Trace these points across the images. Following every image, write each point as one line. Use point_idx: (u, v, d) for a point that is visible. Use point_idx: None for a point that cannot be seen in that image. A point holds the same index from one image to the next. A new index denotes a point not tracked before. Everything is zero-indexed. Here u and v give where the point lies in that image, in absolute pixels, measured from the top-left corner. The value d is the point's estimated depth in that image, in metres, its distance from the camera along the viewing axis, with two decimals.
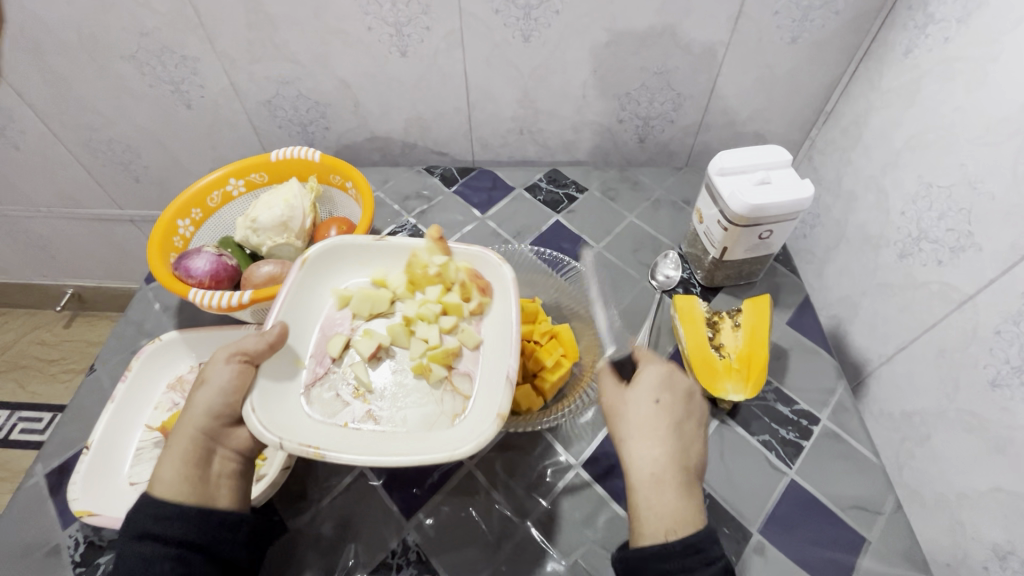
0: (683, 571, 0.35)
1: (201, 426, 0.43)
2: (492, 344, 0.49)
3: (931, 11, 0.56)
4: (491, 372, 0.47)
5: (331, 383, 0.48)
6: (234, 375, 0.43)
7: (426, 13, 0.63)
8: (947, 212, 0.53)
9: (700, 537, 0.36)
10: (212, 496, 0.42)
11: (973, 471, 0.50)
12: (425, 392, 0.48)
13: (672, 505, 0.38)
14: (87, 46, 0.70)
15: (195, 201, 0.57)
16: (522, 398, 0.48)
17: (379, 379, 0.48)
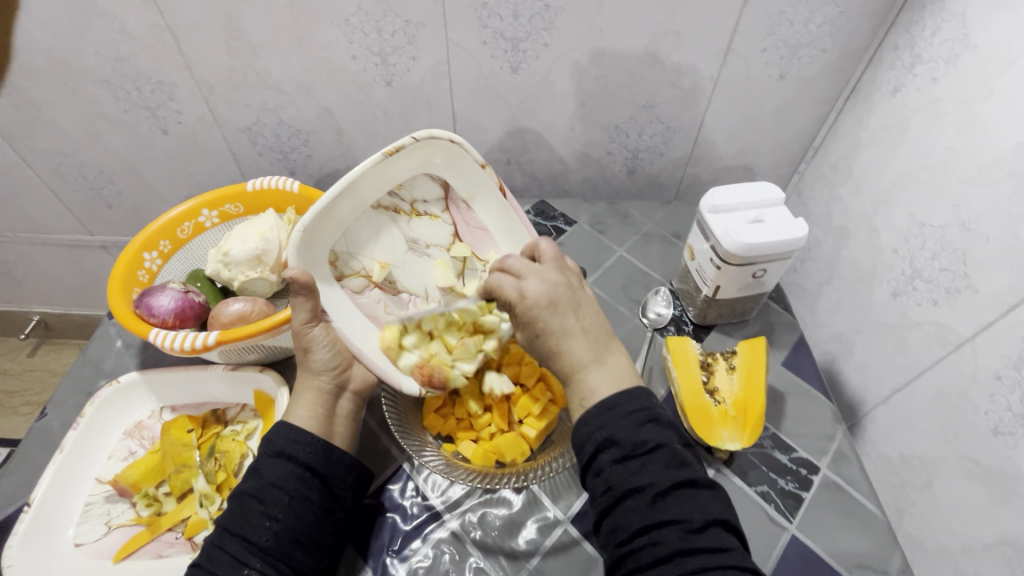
0: (601, 427, 0.36)
1: (324, 380, 0.45)
2: (356, 326, 0.47)
3: (917, 51, 0.56)
4: (360, 326, 0.48)
5: (431, 205, 0.51)
6: (322, 333, 0.45)
7: (413, 43, 0.62)
8: (940, 252, 0.53)
9: (618, 397, 0.37)
10: (332, 431, 0.44)
11: (977, 523, 0.48)
12: (360, 257, 0.48)
13: (606, 377, 0.39)
14: (58, 69, 0.67)
15: (163, 232, 0.54)
16: (509, 448, 0.45)
17: (394, 230, 0.50)
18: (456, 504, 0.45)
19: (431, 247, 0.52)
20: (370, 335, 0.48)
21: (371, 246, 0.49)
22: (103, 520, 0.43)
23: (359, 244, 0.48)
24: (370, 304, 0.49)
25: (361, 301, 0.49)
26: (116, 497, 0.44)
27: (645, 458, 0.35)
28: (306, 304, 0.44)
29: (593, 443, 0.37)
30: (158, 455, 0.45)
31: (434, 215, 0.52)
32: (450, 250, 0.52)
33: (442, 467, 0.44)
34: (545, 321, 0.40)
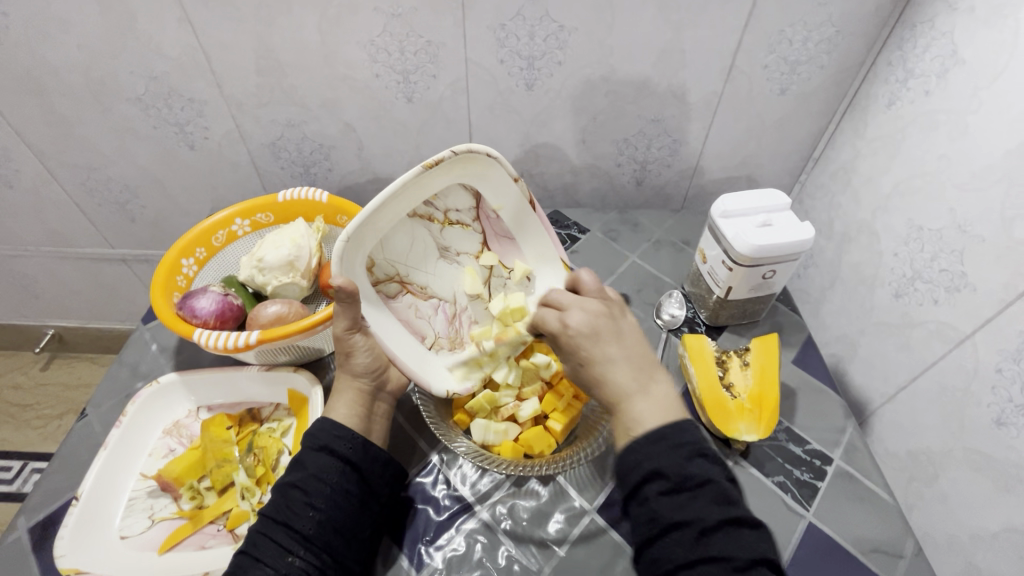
0: (650, 458, 0.38)
1: (363, 381, 0.48)
2: (393, 332, 0.49)
3: (910, 67, 0.59)
4: (394, 330, 0.49)
5: (463, 214, 0.51)
6: (360, 342, 0.47)
7: (434, 62, 0.66)
8: (938, 254, 0.55)
9: (664, 427, 0.39)
10: (370, 427, 0.47)
11: (984, 512, 0.50)
12: (393, 263, 0.49)
13: (651, 406, 0.41)
14: (93, 88, 0.71)
15: (199, 240, 0.57)
16: (536, 441, 0.47)
17: (427, 238, 0.51)
18: (487, 496, 0.47)
19: (461, 254, 0.54)
20: (402, 339, 0.50)
21: (404, 253, 0.50)
22: (148, 514, 0.44)
23: (395, 251, 0.49)
24: (402, 309, 0.51)
25: (395, 306, 0.51)
26: (159, 493, 0.45)
27: (691, 493, 0.37)
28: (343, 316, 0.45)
29: (643, 472, 0.38)
30: (199, 451, 0.47)
31: (465, 224, 0.52)
32: (478, 258, 0.54)
33: (473, 457, 0.47)
34: (589, 350, 0.42)
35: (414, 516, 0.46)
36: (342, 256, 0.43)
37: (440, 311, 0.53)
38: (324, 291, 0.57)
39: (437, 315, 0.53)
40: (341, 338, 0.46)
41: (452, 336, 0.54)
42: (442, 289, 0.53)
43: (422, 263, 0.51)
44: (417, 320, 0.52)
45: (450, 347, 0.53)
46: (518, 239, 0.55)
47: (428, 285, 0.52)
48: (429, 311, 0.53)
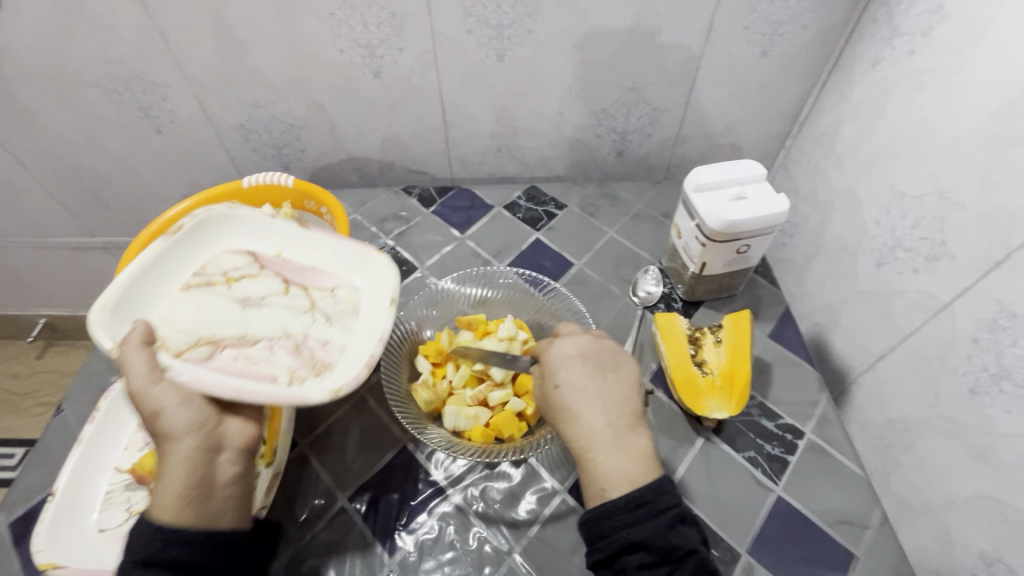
0: (627, 529, 0.36)
1: (191, 443, 0.37)
2: (215, 382, 0.39)
3: (896, 25, 0.57)
4: (215, 380, 0.40)
5: (246, 269, 0.49)
6: (176, 392, 0.38)
7: (399, 34, 0.63)
8: (919, 221, 0.54)
9: (647, 493, 0.37)
10: (215, 509, 0.37)
11: (956, 478, 0.50)
12: (195, 330, 0.44)
13: (621, 463, 0.39)
14: (50, 74, 0.68)
15: (165, 230, 0.56)
16: (506, 425, 0.48)
17: (218, 300, 0.46)
18: (458, 478, 0.48)
19: (267, 297, 0.47)
20: (220, 385, 0.39)
21: (197, 318, 0.44)
22: (125, 507, 0.44)
23: (183, 321, 0.44)
24: (227, 364, 0.42)
25: (212, 364, 0.41)
26: (136, 486, 0.46)
27: (676, 566, 0.35)
28: (144, 360, 0.39)
29: (621, 543, 0.36)
30: None
31: (253, 274, 0.49)
32: (289, 292, 0.48)
33: (445, 444, 0.46)
34: (567, 377, 0.43)
35: (392, 499, 0.47)
36: (121, 330, 0.42)
37: (277, 349, 0.44)
38: None
39: (276, 354, 0.44)
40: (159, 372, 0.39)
41: (305, 365, 0.43)
42: (264, 331, 0.45)
43: (233, 318, 0.45)
44: (254, 367, 0.42)
45: (304, 375, 0.42)
46: (319, 265, 0.50)
47: (244, 332, 0.44)
48: (261, 354, 0.43)
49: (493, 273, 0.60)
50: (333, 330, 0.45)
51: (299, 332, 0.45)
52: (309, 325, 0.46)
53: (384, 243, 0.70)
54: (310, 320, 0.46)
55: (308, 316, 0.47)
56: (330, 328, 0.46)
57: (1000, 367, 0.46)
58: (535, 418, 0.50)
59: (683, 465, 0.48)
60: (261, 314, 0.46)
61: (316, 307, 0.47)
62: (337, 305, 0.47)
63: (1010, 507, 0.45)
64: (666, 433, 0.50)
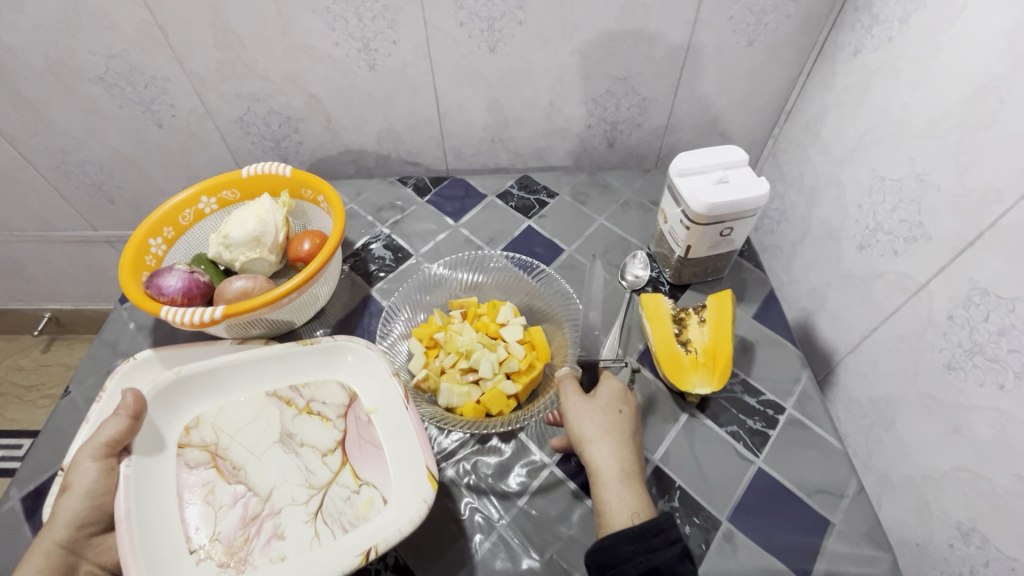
0: (647, 554, 0.38)
1: (58, 537, 0.41)
2: (158, 493, 0.45)
3: (875, 13, 0.58)
4: (164, 499, 0.45)
5: (327, 411, 0.51)
6: (99, 476, 0.43)
7: (392, 28, 0.65)
8: (898, 204, 0.56)
9: (663, 522, 0.39)
10: None
11: (934, 452, 0.51)
12: (224, 434, 0.50)
13: (634, 495, 0.42)
14: (54, 70, 0.70)
15: (167, 219, 0.58)
16: (494, 403, 0.50)
17: (274, 419, 0.51)
18: (450, 453, 0.50)
19: (304, 447, 0.49)
20: (154, 523, 0.43)
21: (237, 425, 0.50)
22: None
23: (230, 424, 0.50)
24: (197, 484, 0.46)
25: (190, 478, 0.46)
26: None
27: None
28: (111, 431, 0.44)
29: (638, 567, 0.38)
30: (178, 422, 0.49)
31: (326, 418, 0.51)
32: (325, 457, 0.48)
33: (439, 419, 0.49)
34: (594, 415, 0.45)
35: None
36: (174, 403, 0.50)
37: (240, 505, 0.46)
38: (291, 264, 0.59)
39: (233, 509, 0.45)
40: (111, 443, 0.44)
41: (235, 546, 0.43)
42: (257, 481, 0.47)
43: (251, 439, 0.49)
44: (208, 503, 0.45)
45: (221, 560, 0.43)
46: (382, 453, 0.48)
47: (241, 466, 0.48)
48: (226, 502, 0.46)
49: (485, 257, 0.62)
50: (301, 531, 0.44)
51: (278, 504, 0.46)
52: (294, 502, 0.46)
53: (380, 232, 0.71)
54: (300, 499, 0.46)
55: (307, 496, 0.46)
56: (303, 525, 0.45)
57: (973, 342, 0.47)
58: (525, 397, 0.52)
59: (667, 439, 0.50)
60: (275, 458, 0.48)
61: (323, 491, 0.46)
62: (346, 505, 0.46)
63: (983, 477, 0.46)
64: (652, 410, 0.51)
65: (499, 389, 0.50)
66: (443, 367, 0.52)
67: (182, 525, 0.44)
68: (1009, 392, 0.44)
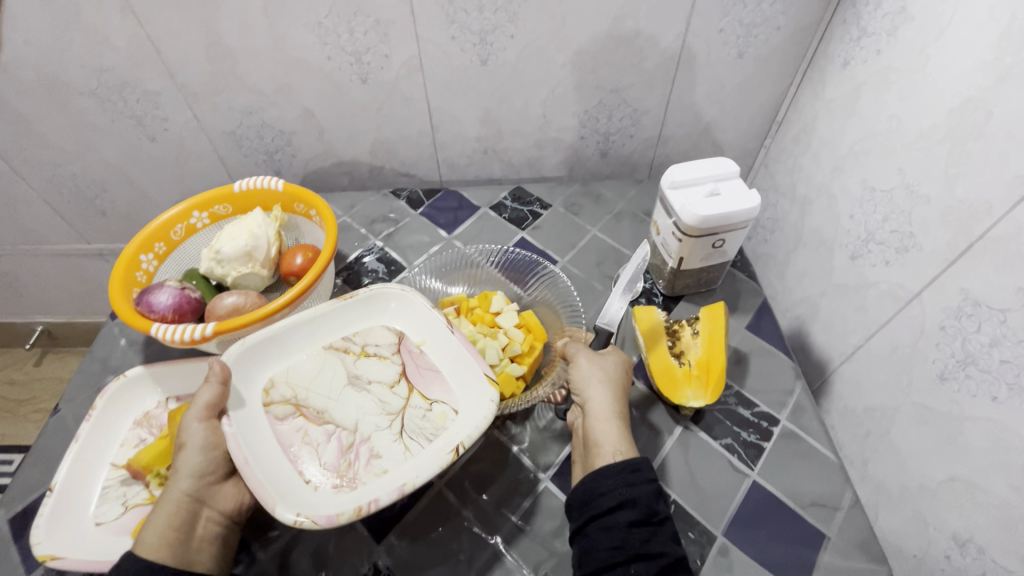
0: (626, 487, 0.42)
1: (185, 489, 0.42)
2: (258, 445, 0.43)
3: (863, 25, 0.59)
4: (264, 450, 0.43)
5: (383, 347, 0.51)
6: (207, 433, 0.43)
7: (385, 41, 0.65)
8: (889, 214, 0.56)
9: (641, 462, 0.43)
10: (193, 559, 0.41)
11: (929, 462, 0.51)
12: (295, 385, 0.47)
13: (618, 437, 0.46)
14: (46, 84, 0.70)
15: (158, 235, 0.58)
16: (506, 386, 0.51)
17: (339, 366, 0.49)
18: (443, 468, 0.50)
19: (373, 383, 0.49)
20: (269, 467, 0.42)
21: (306, 376, 0.48)
22: (120, 501, 0.46)
23: (299, 376, 0.48)
24: (288, 433, 0.45)
25: (279, 429, 0.45)
26: (131, 480, 0.47)
27: (657, 528, 0.41)
28: (208, 394, 0.43)
29: (617, 498, 0.41)
30: (167, 440, 0.49)
31: (383, 355, 0.51)
32: (393, 387, 0.48)
33: None
34: (592, 362, 0.50)
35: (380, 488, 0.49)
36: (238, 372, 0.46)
37: (333, 439, 0.45)
38: (284, 278, 0.59)
39: (329, 443, 0.45)
40: (213, 405, 0.43)
41: (342, 469, 0.43)
42: (343, 416, 0.46)
43: (323, 379, 0.48)
44: (303, 446, 0.44)
45: (335, 484, 0.43)
46: (444, 373, 0.49)
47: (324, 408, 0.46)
48: (321, 438, 0.45)
49: (471, 257, 0.64)
50: (394, 449, 0.45)
51: (367, 432, 0.46)
52: (379, 429, 0.46)
53: (373, 244, 0.71)
54: (385, 425, 0.46)
55: (389, 420, 0.46)
56: (394, 444, 0.45)
57: (966, 352, 0.48)
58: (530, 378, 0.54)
59: (661, 452, 0.49)
60: (352, 394, 0.48)
61: (401, 414, 0.47)
62: (423, 422, 0.46)
63: (978, 487, 0.46)
64: (646, 423, 0.51)
65: (507, 373, 0.51)
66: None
67: (290, 467, 0.43)
68: (1001, 402, 0.44)
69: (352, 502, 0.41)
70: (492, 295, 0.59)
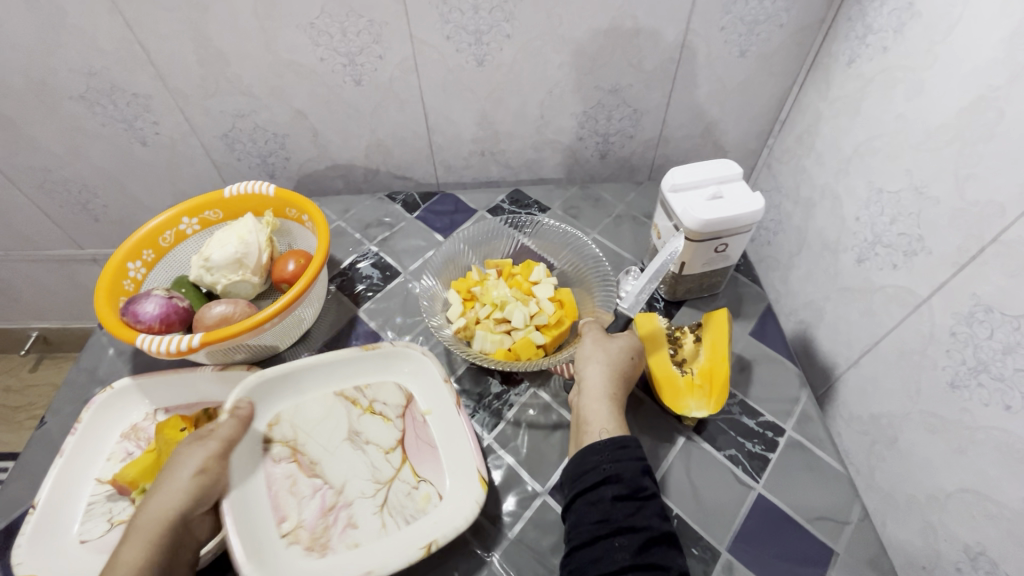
0: (611, 463, 0.42)
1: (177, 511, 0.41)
2: (246, 486, 0.46)
3: (869, 23, 0.57)
4: (255, 492, 0.46)
5: (389, 408, 0.53)
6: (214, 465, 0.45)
7: (378, 42, 0.63)
8: (896, 217, 0.54)
9: (629, 439, 0.43)
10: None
11: (938, 473, 0.50)
12: (298, 430, 0.51)
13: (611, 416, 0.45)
14: (34, 88, 0.69)
15: (146, 241, 0.56)
16: (523, 348, 0.52)
17: (342, 420, 0.52)
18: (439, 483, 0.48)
19: (370, 442, 0.50)
20: (251, 516, 0.44)
21: (309, 422, 0.51)
22: (105, 518, 0.45)
23: (303, 421, 0.51)
24: (280, 480, 0.47)
25: (274, 473, 0.47)
26: (117, 496, 0.46)
27: (643, 501, 0.40)
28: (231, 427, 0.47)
29: (602, 474, 0.42)
30: (154, 454, 0.47)
31: (387, 416, 0.52)
32: (388, 454, 0.50)
33: None
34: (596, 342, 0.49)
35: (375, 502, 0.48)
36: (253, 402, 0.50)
37: (318, 497, 0.47)
38: (276, 286, 0.57)
39: (312, 501, 0.47)
40: (231, 442, 0.46)
41: (317, 532, 0.45)
42: (333, 474, 0.48)
43: (320, 435, 0.51)
44: (288, 498, 0.46)
45: (305, 546, 0.44)
46: (439, 450, 0.50)
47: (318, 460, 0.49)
48: (306, 493, 0.47)
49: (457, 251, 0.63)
50: (370, 522, 0.45)
51: (350, 497, 0.47)
52: (363, 494, 0.47)
53: (368, 250, 0.70)
54: (370, 492, 0.47)
55: (374, 489, 0.47)
56: (372, 516, 0.46)
57: (977, 360, 0.46)
58: (552, 350, 0.54)
59: (663, 464, 0.48)
60: (347, 452, 0.50)
61: (387, 485, 0.48)
62: (407, 499, 0.47)
63: (990, 499, 0.45)
64: (648, 433, 0.50)
65: (529, 338, 0.52)
66: (479, 317, 0.55)
67: (271, 521, 0.45)
68: (1015, 413, 0.42)
69: (314, 575, 0.42)
70: (537, 267, 0.59)
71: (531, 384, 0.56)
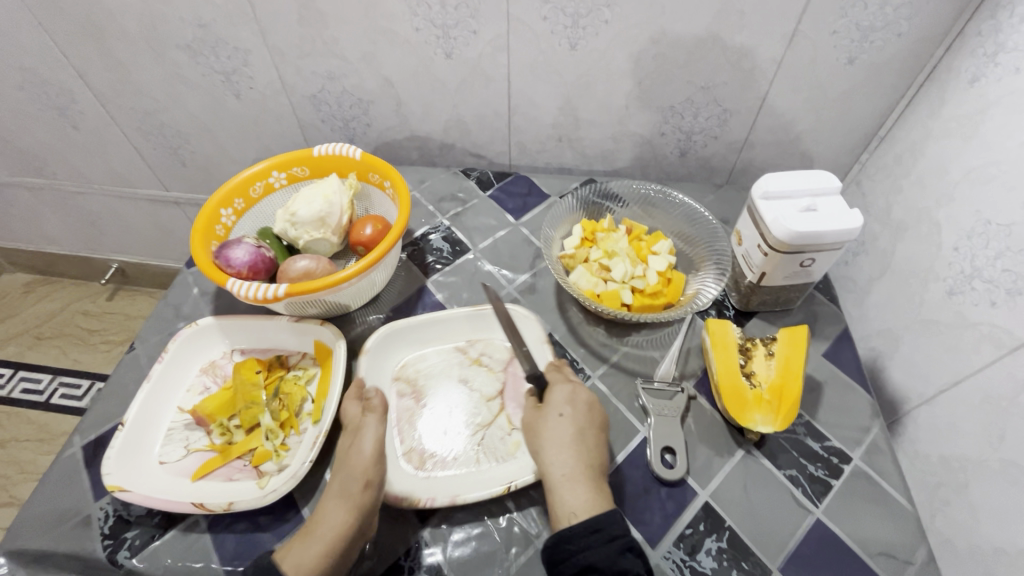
0: (583, 553, 0.39)
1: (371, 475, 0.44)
2: None
3: (1001, 39, 0.53)
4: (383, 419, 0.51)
5: (492, 363, 0.56)
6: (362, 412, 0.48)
7: (474, 17, 0.63)
8: (1004, 251, 0.51)
9: (602, 521, 0.40)
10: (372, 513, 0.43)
11: (1010, 527, 0.47)
12: (422, 373, 0.55)
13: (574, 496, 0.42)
14: (145, 34, 0.73)
15: (238, 190, 0.59)
16: (607, 297, 0.55)
17: (455, 368, 0.55)
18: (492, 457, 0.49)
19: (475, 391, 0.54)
20: None
21: (432, 367, 0.55)
22: (183, 444, 0.48)
23: (428, 367, 0.55)
24: (403, 411, 0.52)
25: (399, 406, 0.52)
26: (193, 425, 0.49)
27: None
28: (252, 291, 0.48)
29: (577, 566, 0.39)
30: (230, 392, 0.50)
31: (491, 369, 0.55)
32: (489, 401, 0.53)
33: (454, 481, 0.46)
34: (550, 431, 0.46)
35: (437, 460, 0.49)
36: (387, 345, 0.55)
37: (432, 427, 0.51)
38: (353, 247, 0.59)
39: (427, 429, 0.51)
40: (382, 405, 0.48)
41: (426, 455, 0.49)
42: (444, 411, 0.52)
43: (437, 379, 0.54)
44: (409, 426, 0.51)
45: (416, 465, 0.48)
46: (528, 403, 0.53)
47: (435, 400, 0.53)
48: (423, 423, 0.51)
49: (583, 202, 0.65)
50: (467, 455, 0.49)
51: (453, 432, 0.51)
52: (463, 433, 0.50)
53: (440, 223, 0.71)
54: (469, 431, 0.51)
55: (472, 429, 0.51)
56: (470, 452, 0.49)
57: None
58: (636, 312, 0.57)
59: (719, 477, 0.47)
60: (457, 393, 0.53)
61: (485, 428, 0.51)
62: (499, 442, 0.50)
63: None
64: (706, 443, 0.49)
65: (618, 292, 0.56)
66: (588, 257, 0.59)
67: (393, 439, 0.50)
68: None
69: (417, 489, 0.46)
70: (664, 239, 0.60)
71: (589, 374, 0.55)
